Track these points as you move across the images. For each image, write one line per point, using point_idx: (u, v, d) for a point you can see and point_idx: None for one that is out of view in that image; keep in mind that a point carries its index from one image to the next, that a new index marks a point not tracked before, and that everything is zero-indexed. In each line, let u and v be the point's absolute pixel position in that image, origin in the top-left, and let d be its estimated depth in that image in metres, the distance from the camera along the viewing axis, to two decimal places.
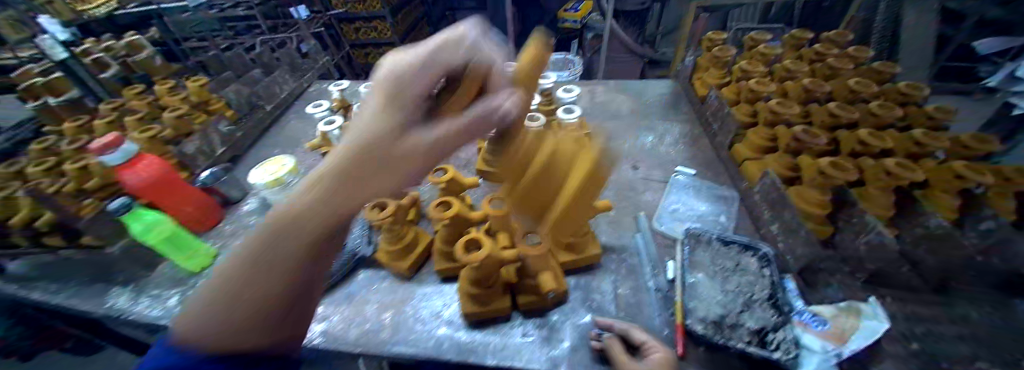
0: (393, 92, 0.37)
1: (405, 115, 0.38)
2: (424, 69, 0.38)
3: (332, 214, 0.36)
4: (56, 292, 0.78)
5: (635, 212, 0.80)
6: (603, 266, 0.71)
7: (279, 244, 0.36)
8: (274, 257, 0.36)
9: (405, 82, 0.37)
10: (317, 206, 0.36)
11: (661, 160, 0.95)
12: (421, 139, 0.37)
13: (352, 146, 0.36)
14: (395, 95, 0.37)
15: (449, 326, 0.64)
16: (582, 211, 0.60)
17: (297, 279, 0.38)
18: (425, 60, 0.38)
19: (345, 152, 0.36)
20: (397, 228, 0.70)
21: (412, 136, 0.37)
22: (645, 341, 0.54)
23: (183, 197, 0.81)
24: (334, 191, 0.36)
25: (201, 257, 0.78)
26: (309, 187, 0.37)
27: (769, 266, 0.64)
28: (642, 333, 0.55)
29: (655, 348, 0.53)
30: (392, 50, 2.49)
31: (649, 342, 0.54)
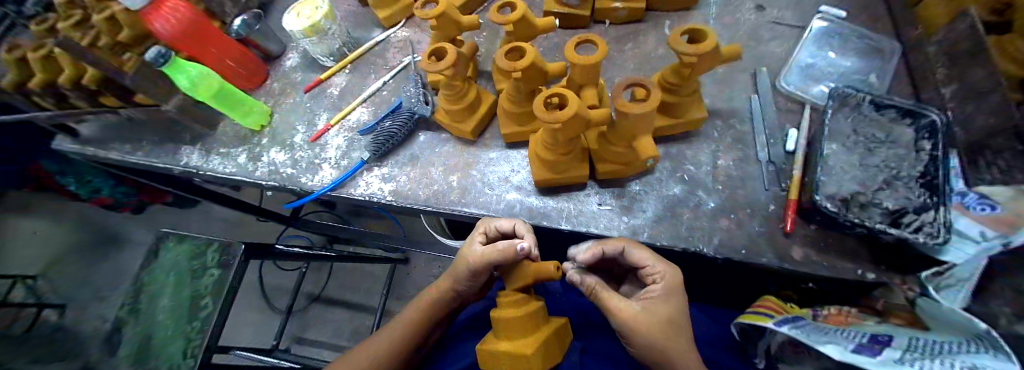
0: (464, 251, 0.48)
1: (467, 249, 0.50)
2: (478, 234, 0.49)
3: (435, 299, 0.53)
4: (131, 151, 0.80)
5: (756, 66, 0.66)
6: (702, 134, 0.60)
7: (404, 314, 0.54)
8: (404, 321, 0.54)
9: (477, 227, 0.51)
10: (414, 322, 0.53)
11: (791, 4, 0.72)
12: (462, 263, 0.48)
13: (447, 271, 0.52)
14: (459, 259, 0.49)
15: (520, 192, 0.60)
16: (700, 60, 0.46)
17: (406, 339, 0.53)
18: (484, 228, 0.49)
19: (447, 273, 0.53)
20: (458, 85, 0.58)
21: (460, 261, 0.49)
22: (647, 267, 0.44)
23: (221, 47, 0.72)
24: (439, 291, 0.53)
25: (259, 114, 0.74)
26: (413, 310, 0.54)
27: (930, 139, 0.50)
28: (644, 254, 0.44)
29: (658, 278, 0.43)
30: None
31: (650, 269, 0.44)
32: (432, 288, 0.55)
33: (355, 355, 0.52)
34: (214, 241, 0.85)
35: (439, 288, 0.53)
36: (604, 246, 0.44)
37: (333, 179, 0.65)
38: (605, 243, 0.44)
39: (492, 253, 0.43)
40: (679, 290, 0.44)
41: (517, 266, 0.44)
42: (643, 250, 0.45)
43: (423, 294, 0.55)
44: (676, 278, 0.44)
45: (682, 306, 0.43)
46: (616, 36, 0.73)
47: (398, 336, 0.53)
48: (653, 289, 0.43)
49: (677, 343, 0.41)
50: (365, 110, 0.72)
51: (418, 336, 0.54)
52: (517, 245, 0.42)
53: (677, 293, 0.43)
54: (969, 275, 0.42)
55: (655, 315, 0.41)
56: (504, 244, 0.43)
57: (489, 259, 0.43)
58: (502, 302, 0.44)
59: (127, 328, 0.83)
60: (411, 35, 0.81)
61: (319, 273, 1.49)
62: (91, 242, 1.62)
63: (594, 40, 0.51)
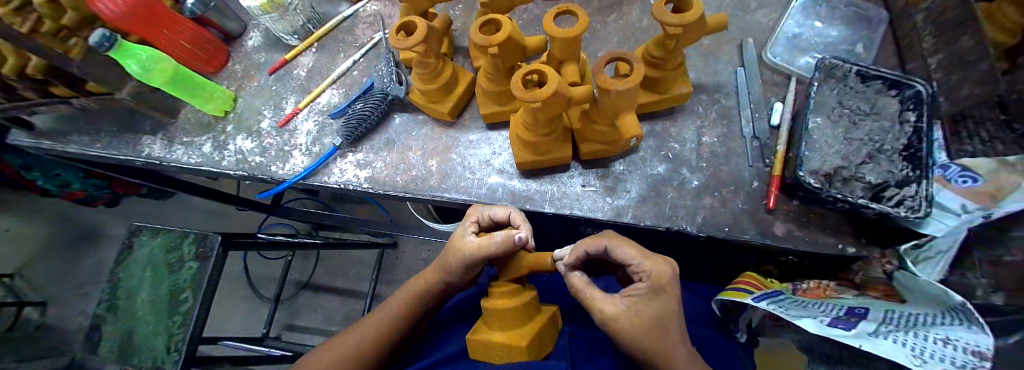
0: (453, 239, 0.46)
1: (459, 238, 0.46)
2: (468, 223, 0.46)
3: (424, 289, 0.51)
4: (88, 143, 0.75)
5: (742, 37, 0.63)
6: (687, 110, 0.58)
7: (392, 303, 0.52)
8: (393, 308, 0.52)
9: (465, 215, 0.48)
10: (402, 312, 0.51)
11: None
12: (455, 255, 0.45)
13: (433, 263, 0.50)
14: (448, 247, 0.47)
15: (502, 175, 0.58)
16: (685, 30, 0.43)
17: (395, 329, 0.51)
18: (475, 216, 0.47)
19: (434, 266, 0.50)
20: (432, 62, 0.55)
21: (451, 253, 0.46)
22: (631, 264, 0.40)
23: (175, 29, 0.66)
24: (428, 283, 0.51)
25: (222, 99, 0.70)
26: (401, 300, 0.52)
27: (916, 110, 0.49)
28: (628, 252, 0.40)
29: (644, 277, 0.39)
30: None
31: (636, 266, 0.40)
32: (421, 275, 0.52)
33: (341, 341, 0.51)
34: (189, 234, 0.81)
35: (428, 277, 0.51)
36: (587, 246, 0.41)
37: (306, 167, 0.62)
38: (589, 243, 0.41)
39: (489, 244, 0.41)
40: (670, 287, 0.39)
41: (511, 260, 0.42)
42: (630, 246, 0.41)
43: (412, 283, 0.53)
44: (663, 276, 0.39)
45: (673, 304, 0.39)
46: (599, 7, 0.69)
47: (383, 324, 0.51)
48: (637, 287, 0.39)
49: (662, 344, 0.38)
50: (336, 91, 0.68)
51: (406, 325, 0.52)
52: (514, 236, 0.40)
53: (665, 291, 0.39)
54: (948, 247, 0.42)
55: (637, 317, 0.38)
56: (502, 235, 0.40)
57: (486, 250, 0.40)
58: (495, 292, 0.43)
59: (106, 325, 0.81)
60: (381, 8, 0.76)
61: (306, 261, 1.47)
62: (65, 237, 1.56)
63: (574, 11, 0.48)
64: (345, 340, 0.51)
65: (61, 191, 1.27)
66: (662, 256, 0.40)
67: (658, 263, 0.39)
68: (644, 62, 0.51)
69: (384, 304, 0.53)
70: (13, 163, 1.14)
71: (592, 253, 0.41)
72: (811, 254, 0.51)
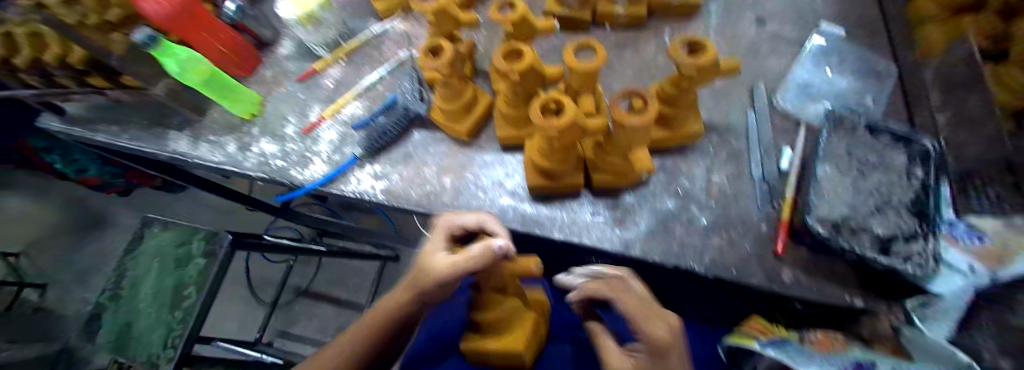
0: (425, 251, 0.46)
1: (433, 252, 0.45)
2: (442, 236, 0.46)
3: (395, 309, 0.45)
4: (118, 135, 0.79)
5: (753, 80, 0.65)
6: (697, 149, 0.60)
7: (362, 323, 0.47)
8: (363, 330, 0.47)
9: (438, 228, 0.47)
10: (372, 333, 0.46)
11: (797, 15, 0.71)
12: (432, 278, 0.42)
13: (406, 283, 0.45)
14: (418, 266, 0.46)
15: (513, 197, 0.59)
16: (699, 71, 0.46)
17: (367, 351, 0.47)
18: (443, 230, 0.47)
19: (407, 288, 0.45)
20: (455, 86, 0.58)
21: (428, 274, 0.43)
22: (632, 318, 0.40)
23: (212, 31, 0.70)
24: (400, 305, 0.45)
25: (249, 103, 0.72)
26: (369, 322, 0.47)
27: (923, 165, 0.50)
28: (630, 305, 0.41)
29: (643, 337, 0.38)
30: None
31: (637, 323, 0.39)
32: (394, 292, 0.47)
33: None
34: (201, 230, 0.86)
35: (398, 298, 0.45)
36: (601, 293, 0.46)
37: (324, 174, 0.64)
38: (601, 291, 0.46)
39: (465, 260, 0.40)
40: (671, 351, 0.35)
41: (489, 272, 0.44)
42: (634, 300, 0.42)
43: (384, 301, 0.47)
44: (658, 336, 0.36)
45: (680, 368, 0.35)
46: (616, 41, 0.72)
47: (355, 345, 0.46)
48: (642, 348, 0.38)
49: None
50: (360, 104, 0.71)
51: (376, 346, 0.47)
52: (493, 246, 0.40)
53: (662, 358, 0.35)
54: (954, 305, 0.43)
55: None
56: (479, 247, 0.40)
57: (463, 266, 0.40)
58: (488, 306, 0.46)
59: (106, 314, 0.81)
60: (408, 28, 0.79)
61: (307, 266, 1.48)
62: (78, 223, 1.60)
63: (593, 45, 0.50)
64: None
65: (76, 176, 1.33)
66: (664, 317, 0.39)
67: (658, 324, 0.38)
68: (660, 99, 0.54)
69: (356, 322, 0.48)
70: (39, 143, 1.23)
71: (608, 298, 0.45)
72: (817, 303, 0.51)
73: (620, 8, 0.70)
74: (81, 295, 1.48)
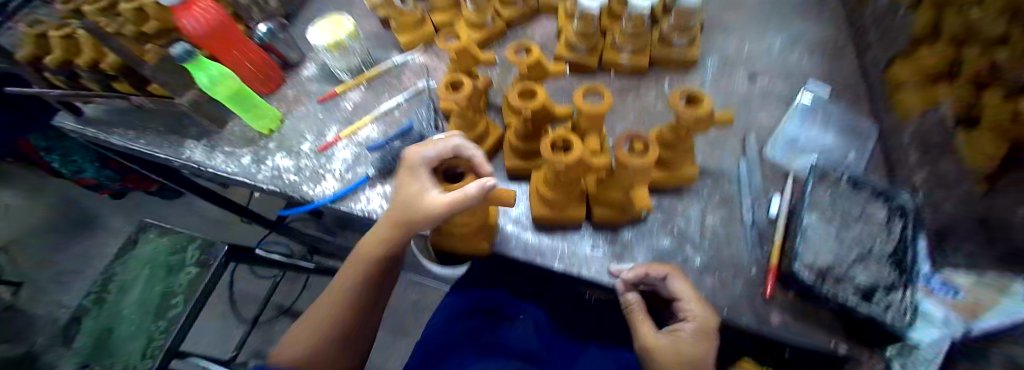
0: (410, 190, 0.48)
1: (418, 189, 0.47)
2: (421, 172, 0.48)
3: (387, 241, 0.50)
4: (135, 138, 0.81)
5: (745, 131, 0.70)
6: (692, 191, 0.63)
7: (360, 261, 0.51)
8: (360, 265, 0.51)
9: (419, 165, 0.49)
10: (372, 269, 0.51)
11: (785, 73, 0.78)
12: (426, 218, 0.46)
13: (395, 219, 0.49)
14: (403, 201, 0.48)
15: (516, 226, 0.61)
16: (697, 122, 0.50)
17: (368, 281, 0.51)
18: (420, 163, 0.49)
19: (395, 222, 0.49)
20: (469, 118, 0.62)
21: (422, 214, 0.46)
22: (682, 301, 0.48)
23: (242, 50, 0.74)
24: (389, 237, 0.50)
25: (269, 119, 0.75)
26: (369, 258, 0.51)
27: (902, 220, 0.53)
28: (683, 289, 0.48)
29: (691, 316, 0.46)
30: None
31: (686, 304, 0.47)
32: (382, 228, 0.50)
33: (326, 301, 0.52)
34: (196, 239, 0.88)
35: (389, 234, 0.49)
36: (651, 268, 0.50)
37: (335, 191, 0.66)
38: (652, 267, 0.50)
39: (461, 200, 0.43)
40: (710, 336, 0.45)
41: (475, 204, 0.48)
42: (686, 283, 0.49)
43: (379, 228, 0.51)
44: (707, 323, 0.46)
45: (709, 350, 0.45)
46: (620, 86, 0.77)
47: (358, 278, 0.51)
48: (685, 326, 0.46)
49: None
50: (376, 127, 0.74)
51: (378, 280, 0.52)
52: (485, 186, 0.44)
53: (710, 335, 0.45)
54: (934, 354, 0.46)
55: (677, 350, 0.44)
56: (474, 187, 0.44)
57: (459, 205, 0.43)
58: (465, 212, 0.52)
59: (87, 318, 0.80)
60: (427, 60, 0.84)
61: (293, 285, 1.47)
62: (70, 221, 1.59)
63: (601, 91, 0.55)
64: (324, 310, 0.52)
65: (73, 176, 1.34)
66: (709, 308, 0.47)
67: (705, 311, 0.47)
68: (660, 143, 0.58)
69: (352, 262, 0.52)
70: (39, 144, 1.25)
71: (655, 276, 0.50)
72: (805, 348, 0.53)
73: (625, 57, 0.76)
74: (60, 296, 1.45)
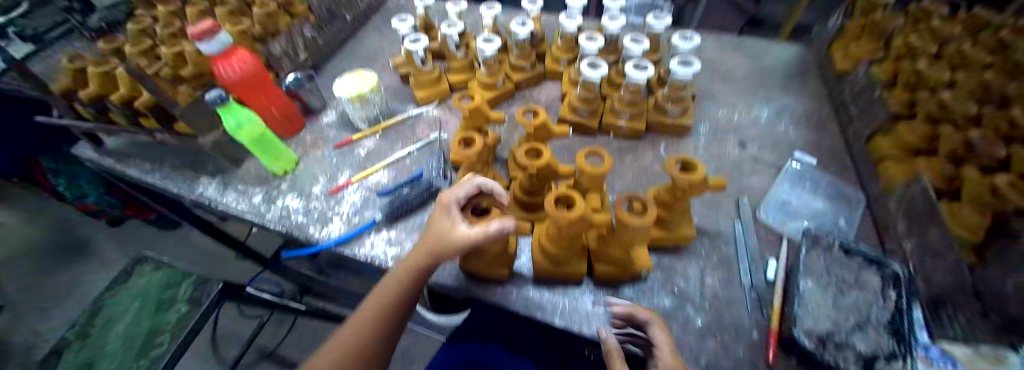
0: (440, 226, 0.51)
1: (446, 224, 0.50)
2: (451, 209, 0.51)
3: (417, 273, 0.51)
4: (150, 172, 0.84)
5: (739, 195, 0.73)
6: (690, 251, 0.65)
7: (388, 288, 0.51)
8: (389, 292, 0.51)
9: (446, 202, 0.52)
10: (398, 294, 0.50)
11: (775, 140, 0.83)
12: (453, 249, 0.48)
13: (424, 251, 0.51)
14: (433, 235, 0.51)
15: (518, 279, 0.62)
16: (692, 185, 0.53)
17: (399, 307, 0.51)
18: (451, 201, 0.51)
19: (423, 254, 0.51)
20: (478, 170, 0.66)
21: (451, 244, 0.48)
22: (657, 347, 0.47)
23: (270, 96, 0.79)
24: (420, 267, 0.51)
25: (286, 161, 0.78)
26: (396, 283, 0.51)
27: (895, 288, 0.55)
28: (660, 336, 0.47)
29: (661, 364, 0.45)
30: None
31: (658, 350, 0.46)
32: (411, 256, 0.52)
33: (355, 324, 0.50)
34: (192, 274, 0.89)
35: (418, 262, 0.51)
36: (636, 310, 0.50)
37: (341, 234, 0.68)
38: (638, 309, 0.50)
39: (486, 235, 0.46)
40: None
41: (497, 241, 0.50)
42: (666, 332, 0.48)
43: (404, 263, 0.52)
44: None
45: None
46: (620, 147, 0.82)
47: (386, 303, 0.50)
48: None
49: None
50: (387, 173, 0.78)
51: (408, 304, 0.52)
52: (504, 228, 0.47)
53: None
54: None
55: None
56: (496, 226, 0.47)
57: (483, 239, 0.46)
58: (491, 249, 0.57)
59: (67, 353, 0.78)
60: (440, 114, 0.90)
61: (279, 327, 1.42)
62: (65, 246, 1.58)
63: (601, 153, 0.59)
64: (349, 339, 0.48)
65: (74, 200, 1.35)
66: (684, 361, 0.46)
67: (678, 362, 0.45)
68: (660, 204, 0.60)
69: (380, 288, 0.51)
70: (49, 165, 1.27)
71: (639, 318, 0.50)
72: None
73: (624, 121, 0.81)
74: (38, 324, 1.40)
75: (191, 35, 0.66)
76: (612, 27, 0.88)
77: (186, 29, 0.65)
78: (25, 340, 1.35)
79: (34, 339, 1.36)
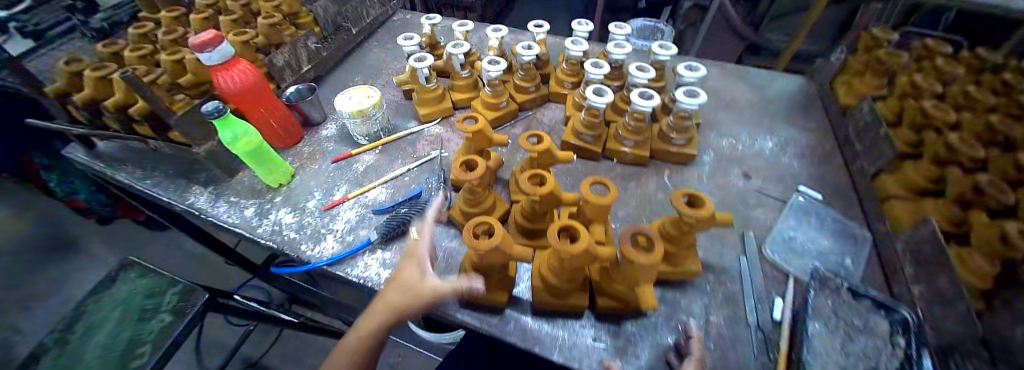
0: (405, 278, 0.49)
1: (417, 272, 0.50)
2: (422, 264, 0.50)
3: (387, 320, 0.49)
4: (141, 179, 0.81)
5: (744, 229, 0.72)
6: (694, 286, 0.63)
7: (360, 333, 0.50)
8: (361, 337, 0.49)
9: (417, 249, 0.52)
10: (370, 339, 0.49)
11: (780, 173, 0.82)
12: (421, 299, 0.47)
13: (393, 298, 0.49)
14: (404, 282, 0.49)
15: (516, 309, 0.60)
16: (699, 221, 0.52)
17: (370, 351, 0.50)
18: (421, 257, 0.51)
19: (391, 301, 0.49)
20: (479, 194, 0.65)
21: (421, 293, 0.48)
22: None
23: (270, 108, 0.78)
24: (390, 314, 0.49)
25: (280, 174, 0.76)
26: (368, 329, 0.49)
27: (904, 335, 0.53)
28: None
29: None
30: (469, 15, 2.26)
31: None
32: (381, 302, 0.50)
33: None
34: (178, 283, 0.85)
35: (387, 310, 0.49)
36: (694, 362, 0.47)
37: (334, 254, 0.65)
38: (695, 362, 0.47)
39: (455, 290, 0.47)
40: None
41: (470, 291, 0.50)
42: None
43: (368, 317, 0.50)
44: None
45: None
46: (623, 173, 0.81)
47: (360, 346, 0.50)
48: None
49: None
50: (384, 190, 0.76)
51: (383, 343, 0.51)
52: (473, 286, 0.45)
53: None
54: None
55: None
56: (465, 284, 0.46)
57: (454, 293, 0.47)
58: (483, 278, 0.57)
59: (43, 360, 0.72)
60: (442, 132, 0.89)
61: (265, 335, 1.37)
62: (52, 243, 1.54)
63: (606, 183, 0.58)
64: None
65: (64, 196, 1.33)
66: None
67: None
68: (663, 237, 0.59)
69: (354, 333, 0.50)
70: (40, 161, 1.25)
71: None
72: None
73: (628, 147, 0.80)
74: (17, 323, 1.35)
75: (192, 44, 0.65)
76: (617, 54, 0.88)
77: (188, 40, 0.64)
78: (3, 339, 1.30)
79: (10, 339, 1.31)
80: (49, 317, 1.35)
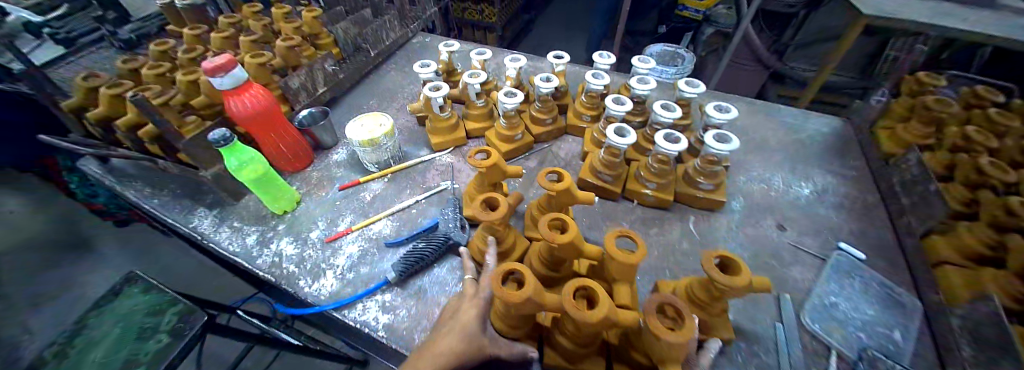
0: (472, 319, 0.45)
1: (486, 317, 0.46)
2: (483, 313, 0.46)
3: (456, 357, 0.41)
4: (148, 197, 0.80)
5: (778, 292, 0.65)
6: (722, 354, 0.57)
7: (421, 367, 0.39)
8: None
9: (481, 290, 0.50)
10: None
11: (816, 225, 0.76)
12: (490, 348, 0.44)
13: (465, 334, 0.43)
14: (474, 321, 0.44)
15: None
16: (734, 290, 0.46)
17: None
18: (482, 305, 0.47)
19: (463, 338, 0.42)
20: (498, 232, 0.60)
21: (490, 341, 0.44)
22: None
23: (281, 132, 0.77)
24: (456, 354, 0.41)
25: (289, 200, 0.75)
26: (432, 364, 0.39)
27: None
28: None
29: None
30: (490, 34, 2.26)
31: None
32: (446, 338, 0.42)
33: None
34: (179, 302, 0.79)
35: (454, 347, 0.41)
36: None
37: (332, 294, 0.62)
38: None
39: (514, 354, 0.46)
40: None
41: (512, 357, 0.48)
42: None
43: (429, 353, 0.41)
44: None
45: None
46: (644, 218, 0.76)
47: None
48: None
49: None
50: (390, 223, 0.72)
51: None
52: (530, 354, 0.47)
53: None
54: None
55: None
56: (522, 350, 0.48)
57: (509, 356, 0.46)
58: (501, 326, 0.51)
59: None
60: (454, 161, 0.86)
61: (264, 353, 1.34)
62: (66, 243, 1.55)
63: (631, 235, 0.52)
64: None
65: (84, 199, 1.36)
66: None
67: None
68: (690, 301, 0.53)
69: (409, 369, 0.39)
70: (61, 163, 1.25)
71: None
72: None
73: (650, 189, 0.75)
74: (28, 321, 1.35)
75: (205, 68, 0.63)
76: (640, 89, 0.84)
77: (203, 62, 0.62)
78: (12, 338, 1.31)
79: (18, 337, 1.32)
80: (58, 318, 1.35)
